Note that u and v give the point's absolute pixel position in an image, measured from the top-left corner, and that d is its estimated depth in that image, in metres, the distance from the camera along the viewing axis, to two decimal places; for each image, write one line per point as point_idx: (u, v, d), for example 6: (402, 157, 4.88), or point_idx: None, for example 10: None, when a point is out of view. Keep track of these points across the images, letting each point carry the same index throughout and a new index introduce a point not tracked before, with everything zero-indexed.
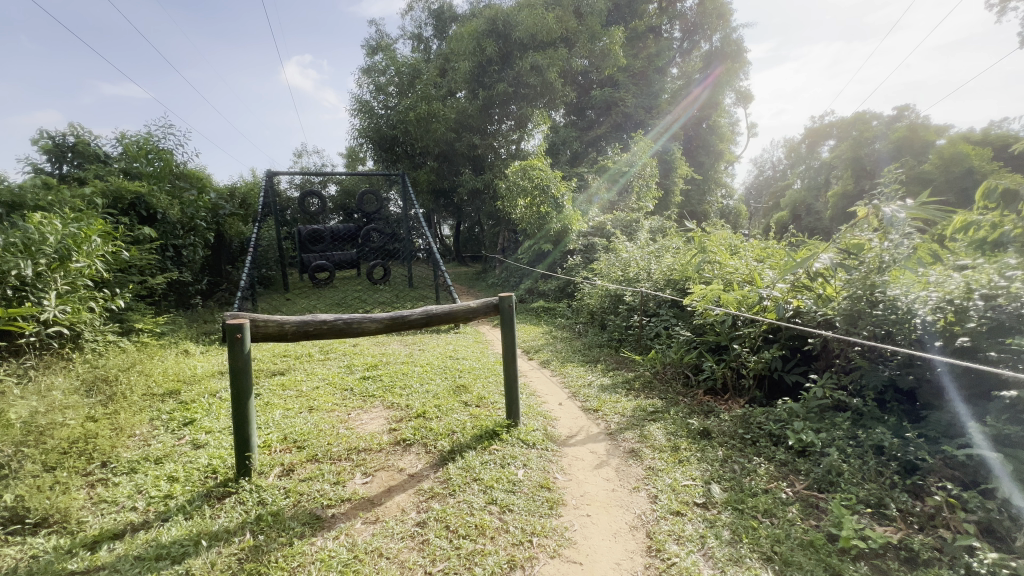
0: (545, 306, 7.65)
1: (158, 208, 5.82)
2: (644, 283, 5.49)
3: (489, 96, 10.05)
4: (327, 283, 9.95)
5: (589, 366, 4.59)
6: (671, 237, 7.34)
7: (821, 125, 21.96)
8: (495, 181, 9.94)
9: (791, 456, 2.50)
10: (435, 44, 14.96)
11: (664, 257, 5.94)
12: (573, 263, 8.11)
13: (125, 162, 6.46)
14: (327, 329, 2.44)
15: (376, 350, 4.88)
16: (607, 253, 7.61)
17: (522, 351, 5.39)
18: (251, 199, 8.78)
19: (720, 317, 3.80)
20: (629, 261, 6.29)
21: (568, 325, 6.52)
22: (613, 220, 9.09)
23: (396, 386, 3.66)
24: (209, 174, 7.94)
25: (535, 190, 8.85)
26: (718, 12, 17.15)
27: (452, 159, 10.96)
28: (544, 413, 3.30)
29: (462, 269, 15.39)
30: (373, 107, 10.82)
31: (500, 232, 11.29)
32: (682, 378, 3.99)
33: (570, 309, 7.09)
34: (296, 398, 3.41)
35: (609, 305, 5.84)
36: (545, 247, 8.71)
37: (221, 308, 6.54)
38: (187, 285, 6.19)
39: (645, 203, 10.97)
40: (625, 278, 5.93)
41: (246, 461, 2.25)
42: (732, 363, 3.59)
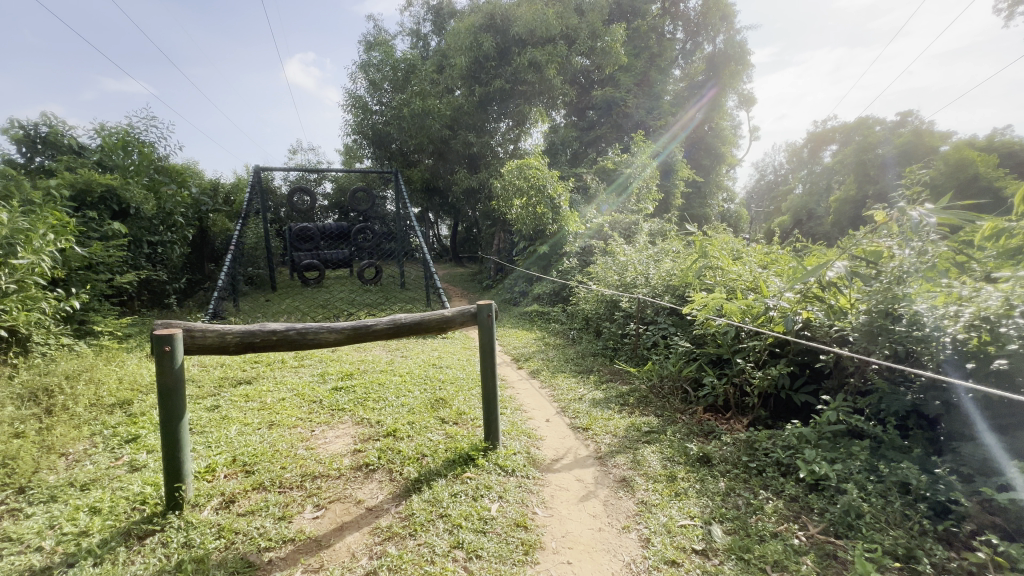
0: (539, 310, 7.37)
1: (131, 203, 5.53)
2: (642, 289, 5.20)
3: (486, 93, 9.76)
4: (316, 283, 9.65)
5: (581, 377, 4.30)
6: (671, 240, 7.05)
7: (824, 129, 21.67)
8: (491, 180, 9.66)
9: (802, 491, 2.21)
10: (433, 41, 14.69)
11: (662, 262, 5.66)
12: (569, 266, 7.83)
13: (100, 154, 6.18)
14: (277, 341, 2.14)
15: (355, 356, 4.58)
16: (604, 256, 7.33)
17: (511, 358, 5.10)
18: (237, 195, 8.50)
19: (722, 328, 3.52)
20: (626, 266, 6.00)
21: (562, 331, 6.24)
22: (612, 223, 8.82)
23: (369, 399, 3.36)
24: (192, 168, 7.65)
25: (531, 190, 8.56)
26: (721, 13, 16.93)
27: (447, 158, 10.67)
28: (528, 432, 3.00)
29: (458, 270, 15.09)
30: (366, 103, 10.59)
31: (496, 233, 11.02)
32: (681, 393, 3.69)
33: (564, 314, 6.81)
34: (257, 412, 3.11)
35: (605, 311, 5.56)
36: (540, 249, 8.42)
37: (199, 308, 6.24)
38: (162, 284, 5.90)
39: (644, 204, 10.68)
40: (622, 283, 5.65)
41: (177, 494, 1.96)
42: (734, 379, 3.30)
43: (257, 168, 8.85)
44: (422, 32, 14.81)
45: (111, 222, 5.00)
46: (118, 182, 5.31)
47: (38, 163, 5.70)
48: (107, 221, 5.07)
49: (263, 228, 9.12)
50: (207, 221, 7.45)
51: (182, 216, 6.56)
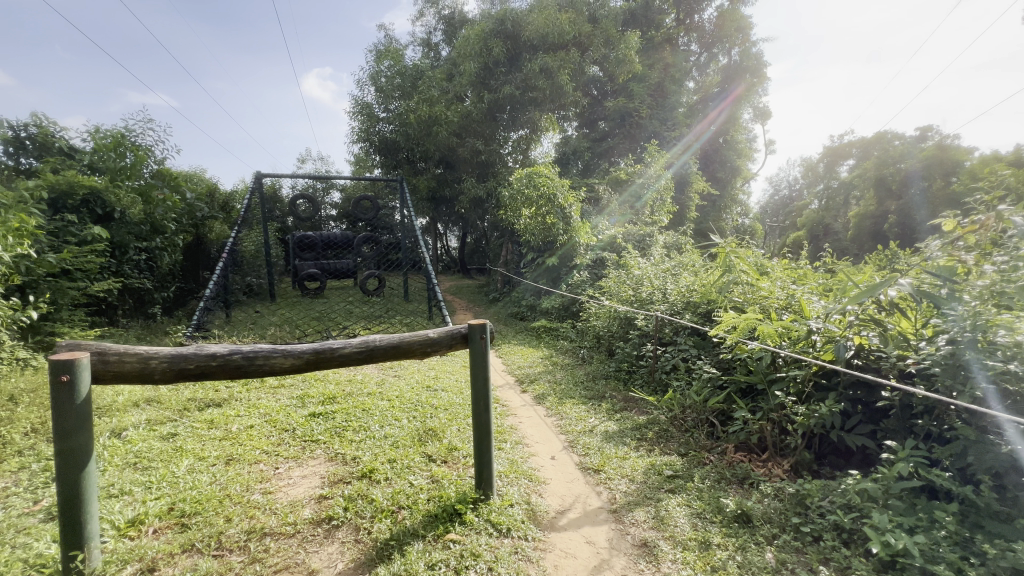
0: (547, 325, 6.94)
1: (116, 207, 5.26)
2: (660, 306, 4.74)
3: (495, 100, 9.44)
4: (317, 293, 9.33)
5: (593, 404, 3.84)
6: (689, 253, 6.61)
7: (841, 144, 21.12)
8: (498, 189, 9.31)
9: (876, 570, 1.73)
10: (444, 50, 14.52)
11: (682, 277, 5.21)
12: (579, 280, 7.41)
13: (91, 157, 5.94)
14: (217, 367, 1.73)
15: (343, 375, 4.17)
16: (617, 269, 6.91)
17: (515, 380, 4.66)
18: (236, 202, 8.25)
19: (756, 354, 3.06)
20: (642, 280, 5.55)
21: (571, 350, 5.79)
22: (625, 235, 8.42)
23: (348, 430, 2.93)
24: (189, 173, 7.41)
25: (541, 199, 8.16)
26: (738, 25, 16.53)
27: (454, 166, 10.34)
28: (529, 474, 2.56)
29: (465, 282, 14.74)
30: (374, 111, 10.18)
31: (503, 244, 10.66)
32: (707, 427, 3.22)
33: (574, 331, 6.38)
34: (217, 442, 2.70)
35: (619, 330, 5.09)
36: (550, 261, 8.01)
37: (187, 318, 5.92)
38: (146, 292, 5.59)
39: (659, 216, 10.25)
40: (637, 299, 5.19)
41: (78, 562, 1.55)
42: (773, 415, 2.84)
43: (259, 174, 8.64)
44: (433, 42, 14.67)
45: (92, 226, 4.74)
46: (103, 184, 5.04)
47: (26, 164, 5.42)
48: (87, 225, 4.81)
49: (264, 236, 8.86)
50: (202, 227, 7.27)
51: (173, 221, 6.28)
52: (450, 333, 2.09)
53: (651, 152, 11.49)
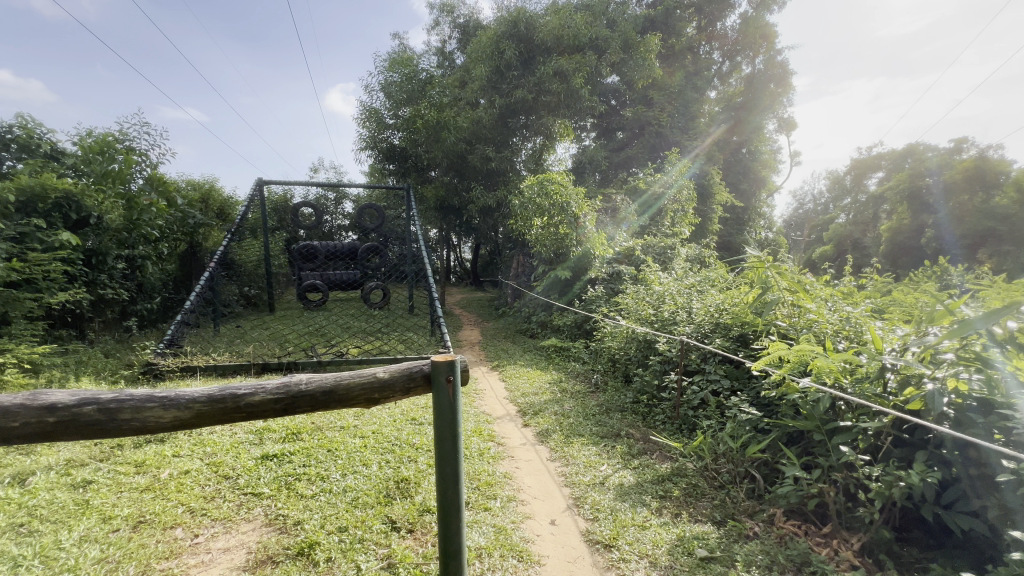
0: (557, 344, 6.35)
1: (93, 211, 4.90)
2: (685, 328, 4.13)
3: (508, 105, 8.97)
4: (319, 305, 8.94)
5: (606, 444, 3.25)
6: (715, 267, 5.98)
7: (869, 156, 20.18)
8: (509, 198, 8.81)
9: None
10: (459, 58, 14.22)
11: (711, 295, 4.58)
12: (594, 295, 6.83)
13: (75, 160, 5.63)
14: (61, 426, 1.20)
15: None
16: (635, 284, 6.32)
17: (517, 410, 4.09)
18: (232, 209, 7.92)
19: (810, 395, 2.45)
20: (663, 297, 4.94)
21: (583, 375, 5.19)
22: (644, 247, 7.82)
23: (303, 479, 2.40)
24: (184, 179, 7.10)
25: (554, 208, 7.58)
26: (763, 32, 15.90)
27: (464, 174, 9.90)
28: (517, 552, 1.99)
29: (476, 295, 14.26)
30: (382, 117, 9.62)
31: (515, 256, 10.13)
32: (747, 483, 2.60)
33: (587, 353, 5.79)
34: (137, 495, 2.18)
35: (637, 354, 4.48)
36: (562, 275, 7.45)
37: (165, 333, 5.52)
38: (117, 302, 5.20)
39: (680, 228, 9.63)
40: (658, 319, 4.58)
41: None
42: (838, 477, 2.21)
43: (260, 182, 8.32)
44: (448, 51, 14.40)
45: (60, 231, 4.38)
46: (78, 188, 4.68)
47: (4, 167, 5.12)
48: (56, 230, 4.45)
49: (264, 246, 8.53)
50: (194, 235, 6.93)
51: (158, 228, 5.92)
52: (407, 370, 1.55)
53: (672, 161, 10.90)
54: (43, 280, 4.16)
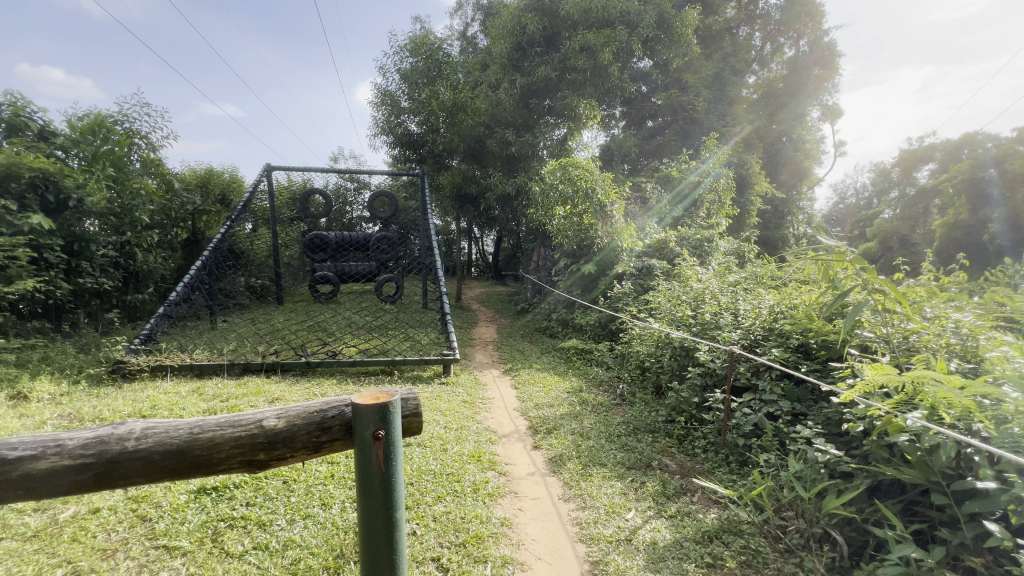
0: (578, 346, 5.70)
1: (73, 193, 4.51)
2: (731, 335, 3.44)
3: (530, 85, 8.29)
4: (330, 298, 8.53)
5: (634, 479, 2.62)
6: (762, 263, 5.21)
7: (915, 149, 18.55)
8: (529, 185, 8.14)
9: None
10: (482, 42, 13.54)
11: (762, 297, 3.85)
12: (621, 293, 6.15)
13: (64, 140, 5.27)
14: None
15: None
16: (667, 281, 5.62)
17: (528, 426, 3.48)
18: (234, 195, 7.51)
19: (926, 439, 1.78)
20: (703, 295, 4.22)
21: (607, 384, 4.55)
22: (678, 240, 7.08)
23: (241, 527, 1.86)
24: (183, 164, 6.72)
25: (578, 194, 6.83)
26: (811, 10, 14.63)
27: (482, 160, 9.28)
28: None
29: (496, 289, 13.70)
30: (397, 100, 9.08)
31: (535, 249, 9.50)
32: (829, 551, 1.92)
33: (612, 358, 5.12)
34: (17, 547, 1.66)
35: (671, 363, 3.80)
36: (585, 269, 6.78)
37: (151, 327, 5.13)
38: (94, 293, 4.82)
39: (717, 219, 8.80)
40: (697, 322, 3.89)
41: None
42: (974, 564, 1.53)
43: (268, 168, 7.93)
44: (470, 34, 13.74)
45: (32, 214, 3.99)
46: (56, 167, 4.29)
47: None
48: (28, 213, 4.07)
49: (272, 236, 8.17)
50: (190, 222, 6.59)
51: (149, 214, 5.54)
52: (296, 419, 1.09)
53: (709, 147, 10.04)
54: (9, 267, 3.79)
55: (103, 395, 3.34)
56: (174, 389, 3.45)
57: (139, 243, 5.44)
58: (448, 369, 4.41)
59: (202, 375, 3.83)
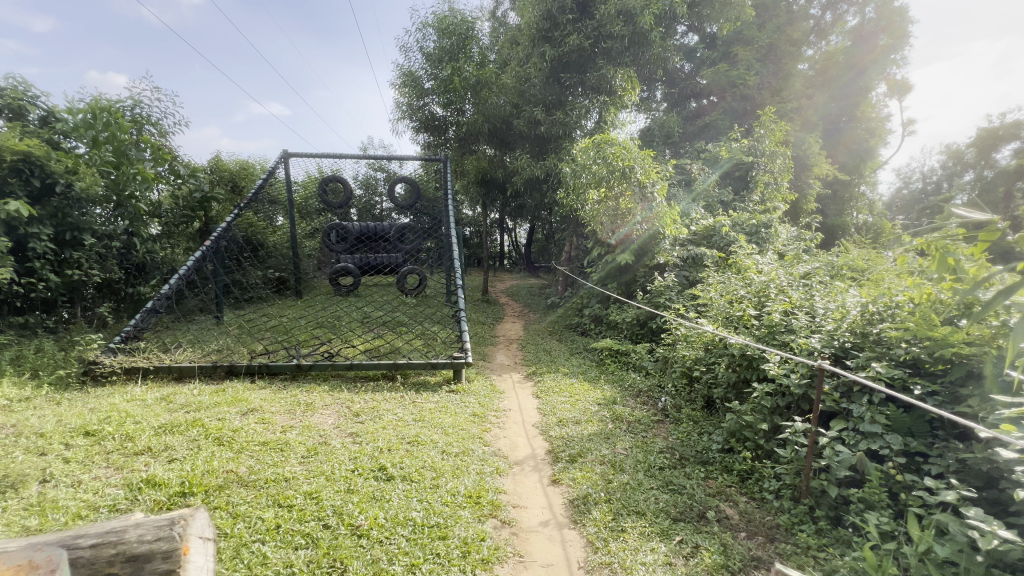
0: (613, 348, 4.98)
1: (61, 178, 4.17)
2: (811, 343, 2.67)
3: (562, 57, 7.52)
4: (350, 291, 8.16)
5: (684, 541, 1.94)
6: (837, 252, 4.31)
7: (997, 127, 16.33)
8: (559, 167, 7.41)
9: None
10: (513, 20, 12.75)
11: (849, 294, 3.03)
12: (663, 286, 5.39)
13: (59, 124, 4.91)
14: None
15: (266, 434, 2.60)
16: (719, 272, 4.81)
17: (547, 451, 2.84)
18: (244, 182, 7.19)
19: None
20: (768, 291, 3.42)
21: (646, 396, 3.82)
22: (729, 227, 6.22)
23: None
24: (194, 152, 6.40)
25: (615, 175, 6.04)
26: None
27: (509, 143, 8.62)
28: None
29: (527, 282, 13.08)
30: (419, 80, 8.49)
31: (567, 239, 8.78)
32: None
33: (653, 363, 4.38)
34: None
35: (727, 374, 3.04)
36: (622, 259, 6.03)
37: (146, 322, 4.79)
38: (86, 286, 4.52)
39: (772, 203, 7.79)
40: (760, 322, 3.11)
41: None
42: None
43: (284, 154, 7.52)
44: (500, 12, 13.00)
45: (9, 200, 3.64)
46: (41, 149, 3.97)
47: None
48: (6, 199, 3.74)
49: (291, 226, 7.84)
50: (200, 211, 6.31)
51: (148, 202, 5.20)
52: None
53: (764, 122, 8.95)
54: None
55: (65, 400, 2.93)
56: (141, 396, 3.02)
57: (141, 232, 5.15)
58: (458, 374, 3.82)
59: (181, 379, 3.40)
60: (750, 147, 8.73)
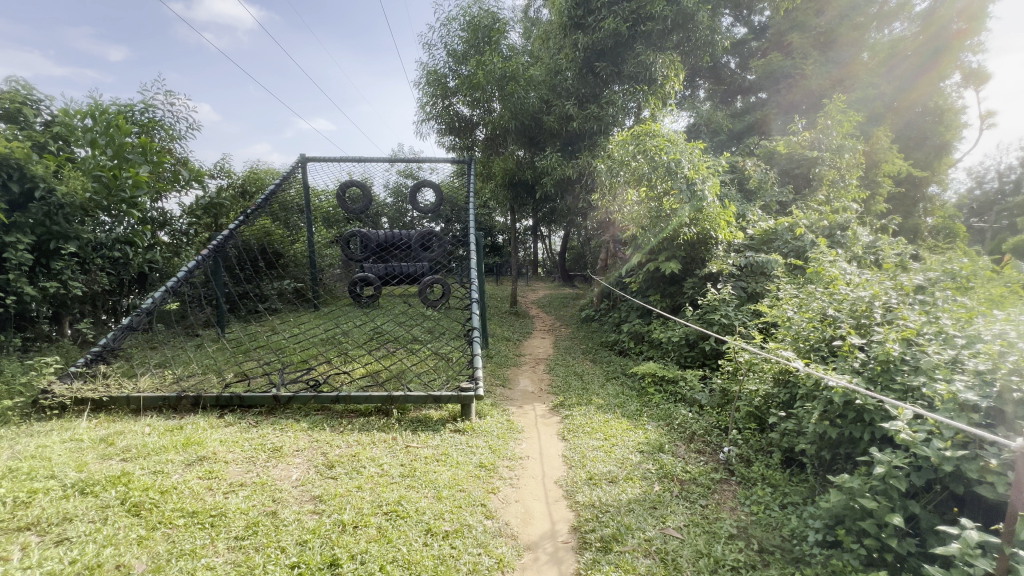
0: (657, 374, 4.18)
1: (40, 182, 3.79)
2: (961, 393, 1.81)
3: (596, 44, 6.80)
4: (371, 302, 7.68)
5: None
6: (952, 257, 3.36)
7: None
8: (593, 165, 6.70)
9: None
10: (547, 15, 12.13)
11: (1000, 317, 2.14)
12: (717, 299, 4.56)
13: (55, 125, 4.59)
14: None
15: (200, 500, 1.99)
16: (788, 283, 3.95)
17: (571, 530, 2.10)
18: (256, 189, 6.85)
19: None
20: (872, 311, 2.55)
21: (701, 444, 3.00)
22: (794, 228, 5.29)
23: None
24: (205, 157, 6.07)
25: (658, 171, 5.23)
26: None
27: (539, 142, 7.97)
28: None
29: (562, 292, 12.33)
30: (444, 77, 7.97)
31: (603, 245, 8.02)
32: None
33: (709, 397, 3.54)
34: None
35: (819, 426, 2.20)
36: (668, 266, 5.23)
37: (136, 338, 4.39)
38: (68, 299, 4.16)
39: (841, 202, 6.75)
40: (864, 353, 2.25)
41: None
42: None
43: (301, 158, 7.14)
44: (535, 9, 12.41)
45: None
46: (18, 150, 3.61)
47: None
48: None
49: (308, 235, 7.48)
50: (208, 218, 5.99)
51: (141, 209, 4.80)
52: None
53: (828, 111, 7.91)
54: None
55: None
56: (80, 435, 2.49)
57: (137, 241, 4.84)
58: (467, 410, 3.15)
59: (140, 412, 2.89)
60: (812, 139, 7.70)
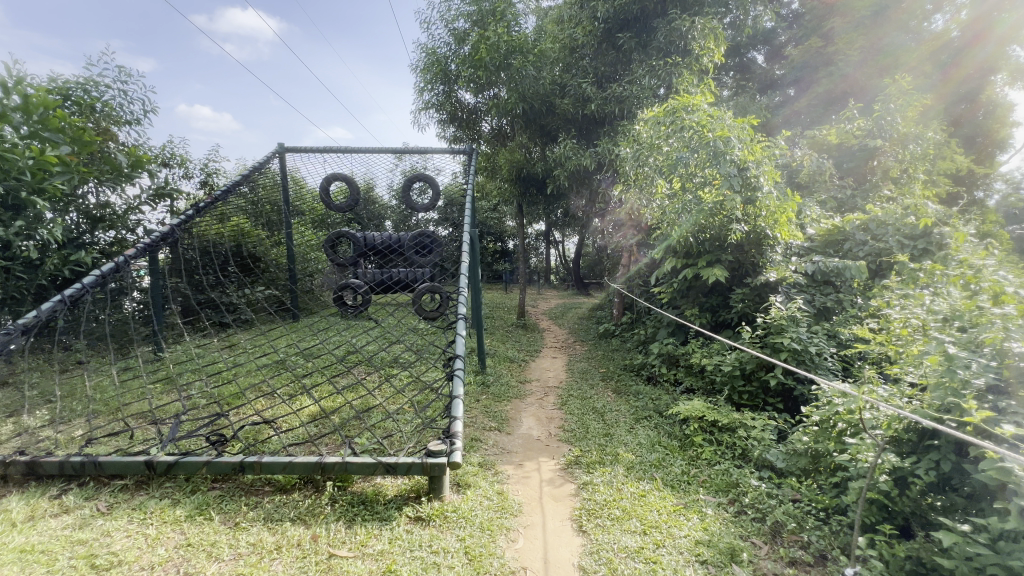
0: (706, 420, 3.10)
1: None
2: None
3: (619, 12, 5.78)
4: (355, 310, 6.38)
5: None
6: None
7: None
8: (615, 153, 5.69)
9: None
10: None
11: None
12: (783, 317, 3.45)
13: None
14: None
15: None
16: (899, 297, 2.83)
17: None
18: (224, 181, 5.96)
19: None
20: None
21: (795, 550, 1.95)
22: (869, 226, 4.22)
23: None
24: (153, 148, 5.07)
25: (700, 155, 4.16)
26: None
27: (552, 131, 6.99)
28: None
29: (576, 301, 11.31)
30: (443, 59, 7.04)
31: (623, 250, 6.97)
32: None
33: (788, 461, 2.48)
34: None
35: None
36: (712, 273, 4.17)
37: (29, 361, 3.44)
38: None
39: (913, 196, 5.64)
40: None
41: None
42: None
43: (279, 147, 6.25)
44: None
45: None
46: None
47: None
48: None
49: (288, 236, 6.58)
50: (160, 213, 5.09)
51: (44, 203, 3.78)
52: None
53: (887, 94, 6.73)
54: None
55: None
56: None
57: (52, 238, 3.92)
58: (437, 484, 2.12)
59: None
60: (870, 127, 6.49)
